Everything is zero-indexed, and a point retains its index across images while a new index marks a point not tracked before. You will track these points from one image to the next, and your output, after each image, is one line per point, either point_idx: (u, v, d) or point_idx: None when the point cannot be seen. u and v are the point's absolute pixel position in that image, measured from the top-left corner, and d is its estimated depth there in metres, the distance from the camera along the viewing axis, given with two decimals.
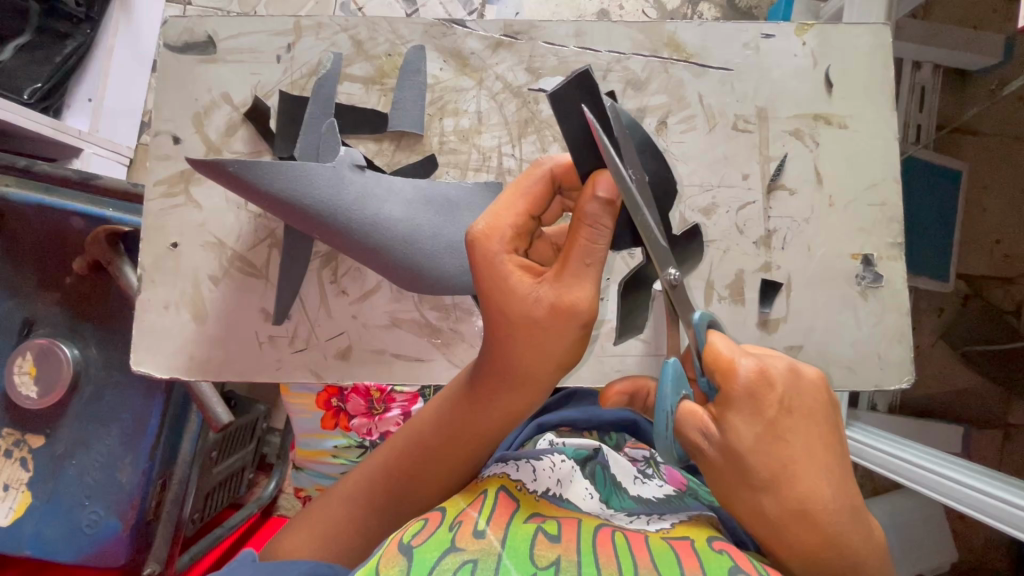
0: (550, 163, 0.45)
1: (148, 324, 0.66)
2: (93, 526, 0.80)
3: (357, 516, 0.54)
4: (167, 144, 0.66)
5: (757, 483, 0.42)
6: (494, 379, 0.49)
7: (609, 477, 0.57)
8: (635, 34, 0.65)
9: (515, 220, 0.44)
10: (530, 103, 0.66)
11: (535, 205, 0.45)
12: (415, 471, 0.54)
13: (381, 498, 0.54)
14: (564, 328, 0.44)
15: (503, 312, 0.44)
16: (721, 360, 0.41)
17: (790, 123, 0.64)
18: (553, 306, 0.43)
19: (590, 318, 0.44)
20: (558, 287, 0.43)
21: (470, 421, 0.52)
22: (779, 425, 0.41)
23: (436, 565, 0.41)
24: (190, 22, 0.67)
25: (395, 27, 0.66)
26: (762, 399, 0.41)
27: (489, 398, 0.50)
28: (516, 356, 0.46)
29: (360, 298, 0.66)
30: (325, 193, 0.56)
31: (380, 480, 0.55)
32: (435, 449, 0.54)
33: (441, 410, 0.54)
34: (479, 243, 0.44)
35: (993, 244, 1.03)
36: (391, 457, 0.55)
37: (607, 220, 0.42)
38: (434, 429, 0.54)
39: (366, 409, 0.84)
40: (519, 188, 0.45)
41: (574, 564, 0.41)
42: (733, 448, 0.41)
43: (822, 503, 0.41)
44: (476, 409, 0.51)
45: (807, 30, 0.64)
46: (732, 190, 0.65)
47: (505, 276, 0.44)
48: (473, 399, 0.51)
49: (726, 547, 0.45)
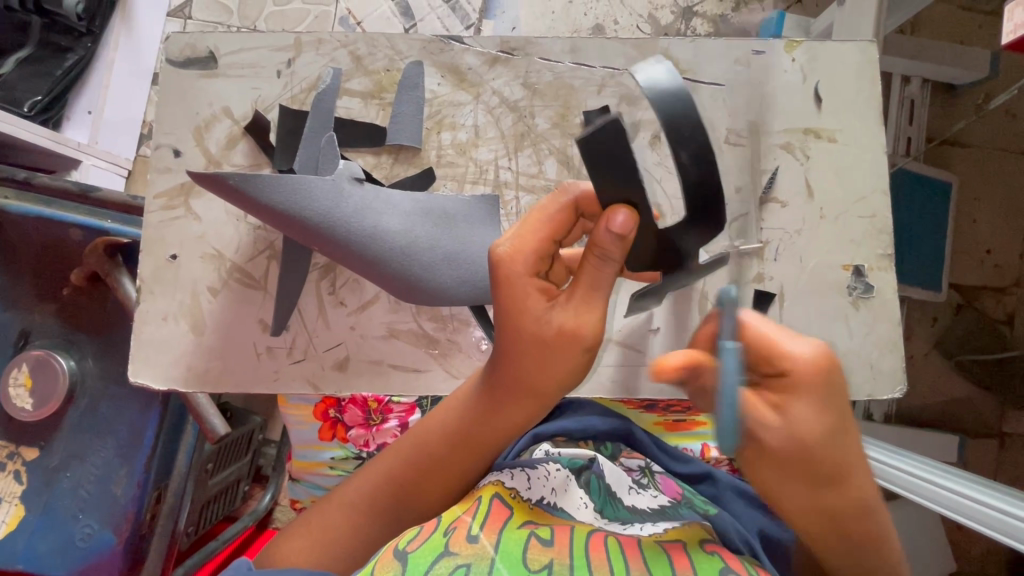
0: (576, 191, 0.47)
1: (146, 335, 0.66)
2: (87, 540, 0.80)
3: (358, 523, 0.54)
4: (168, 157, 0.67)
5: (823, 479, 0.40)
6: (504, 394, 0.51)
7: (604, 486, 0.57)
8: (629, 50, 0.66)
9: (538, 244, 0.47)
10: (527, 117, 0.67)
11: (556, 227, 0.47)
12: (419, 480, 0.55)
13: (386, 507, 0.54)
14: (570, 349, 0.47)
15: (517, 329, 0.47)
16: (778, 343, 0.39)
17: (781, 137, 0.66)
18: (560, 329, 0.46)
19: (593, 342, 0.47)
20: (568, 311, 0.46)
21: (474, 432, 0.54)
22: (844, 417, 0.40)
23: (431, 568, 0.42)
24: (191, 39, 0.68)
25: (393, 42, 0.67)
26: (831, 384, 0.39)
27: (503, 412, 0.52)
28: (522, 368, 0.48)
29: (359, 308, 0.66)
30: (324, 205, 0.57)
31: (383, 488, 0.55)
32: (441, 458, 0.55)
33: (449, 422, 0.54)
34: (504, 261, 0.46)
35: (984, 254, 1.04)
36: (394, 466, 0.55)
37: (616, 253, 0.44)
38: (442, 442, 0.54)
39: (363, 420, 0.83)
40: (543, 214, 0.47)
41: (567, 567, 0.42)
42: (804, 440, 0.38)
43: (870, 496, 0.42)
44: (483, 418, 0.53)
45: (797, 46, 0.66)
46: (726, 203, 0.66)
47: (523, 296, 0.46)
48: (484, 414, 0.53)
49: (718, 550, 0.46)
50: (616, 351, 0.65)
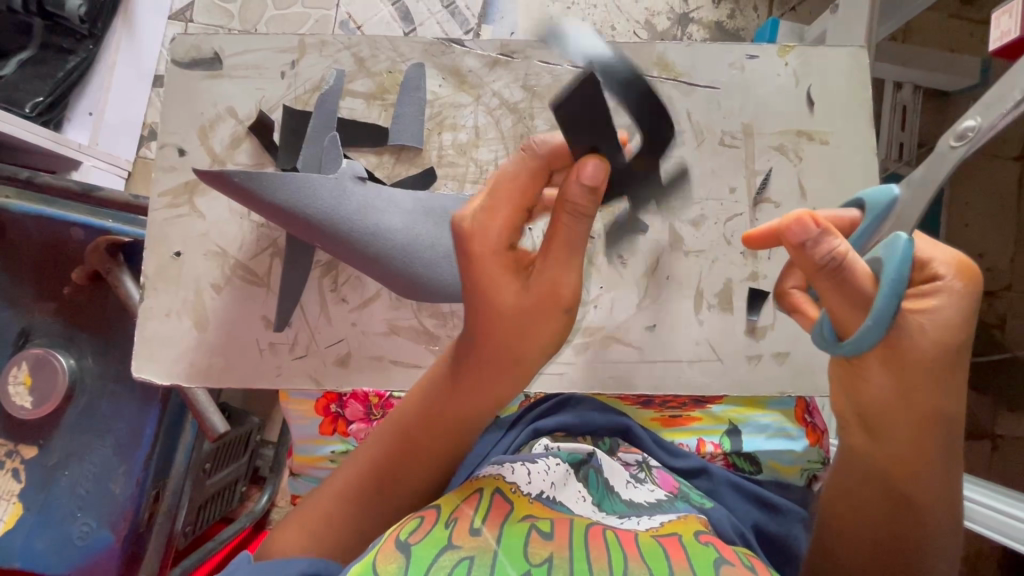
0: (541, 147, 0.46)
1: (149, 331, 0.67)
2: (85, 538, 0.80)
3: (349, 510, 0.53)
4: (172, 156, 0.68)
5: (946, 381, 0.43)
6: (483, 367, 0.51)
7: (602, 481, 0.57)
8: (626, 54, 0.68)
9: (507, 216, 0.46)
10: (526, 118, 0.68)
11: (524, 186, 0.46)
12: (405, 458, 0.54)
13: (367, 492, 0.54)
14: (551, 312, 0.48)
15: (494, 301, 0.47)
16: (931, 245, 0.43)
17: (774, 139, 0.67)
18: (540, 292, 0.48)
19: (572, 302, 0.48)
20: (544, 274, 0.47)
21: (456, 409, 0.53)
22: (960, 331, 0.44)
23: (434, 564, 0.43)
24: (197, 40, 0.69)
25: (396, 45, 0.68)
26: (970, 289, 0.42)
27: (478, 383, 0.52)
28: (502, 341, 0.49)
29: (360, 305, 0.67)
30: (327, 204, 0.58)
31: (368, 476, 0.54)
32: (421, 437, 0.54)
33: (428, 399, 0.54)
34: (475, 236, 0.46)
35: (978, 258, 1.05)
36: (378, 453, 0.54)
37: (590, 207, 0.45)
38: (421, 419, 0.54)
39: (365, 414, 0.84)
40: (511, 180, 0.46)
41: (566, 561, 0.43)
42: (947, 332, 0.41)
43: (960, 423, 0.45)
44: (464, 393, 0.53)
45: (789, 51, 0.67)
46: (721, 203, 0.67)
47: (495, 271, 0.47)
48: (470, 386, 0.52)
49: (712, 540, 0.48)
50: (614, 348, 0.66)
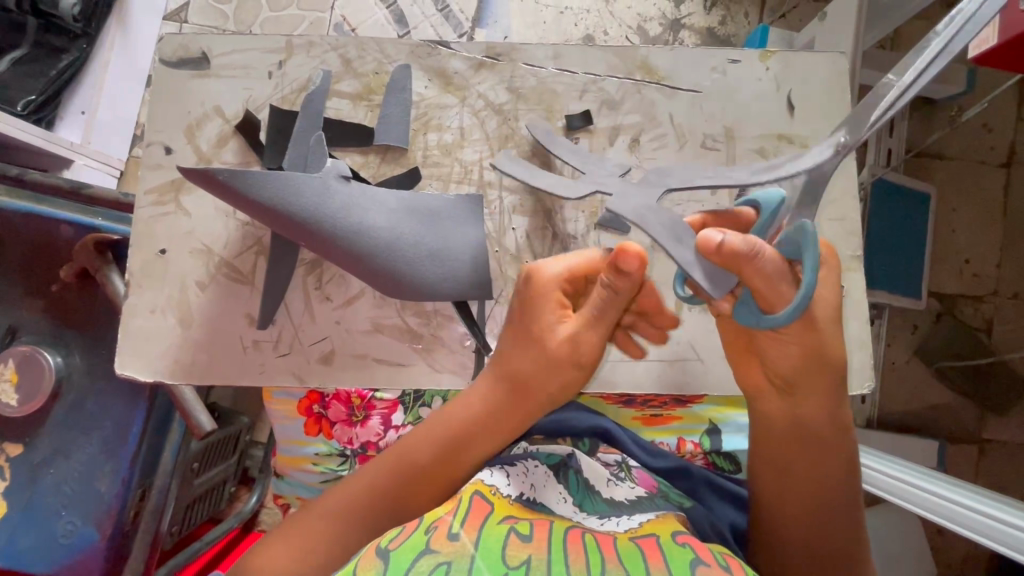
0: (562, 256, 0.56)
1: (134, 328, 0.67)
2: (69, 536, 0.80)
3: (343, 529, 0.52)
4: (159, 154, 0.68)
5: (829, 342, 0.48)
6: (507, 394, 0.55)
7: (582, 481, 0.57)
8: (611, 58, 0.69)
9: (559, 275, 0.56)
10: (511, 120, 0.69)
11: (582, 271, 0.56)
12: (415, 484, 0.54)
13: (371, 514, 0.53)
14: (571, 362, 0.53)
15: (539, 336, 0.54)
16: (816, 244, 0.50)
17: (756, 142, 0.68)
18: (568, 340, 0.53)
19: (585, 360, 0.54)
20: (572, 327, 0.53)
21: (473, 433, 0.55)
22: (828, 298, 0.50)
23: (412, 566, 0.43)
24: (185, 40, 0.69)
25: (383, 47, 0.69)
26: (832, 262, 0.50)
27: (496, 414, 0.55)
28: (531, 369, 0.54)
29: (344, 304, 0.68)
30: (312, 202, 0.59)
31: (371, 500, 0.53)
32: (434, 469, 0.54)
33: (445, 425, 0.55)
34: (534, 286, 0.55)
35: (963, 263, 1.07)
36: (387, 480, 0.54)
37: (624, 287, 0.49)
38: (431, 446, 0.54)
39: (347, 415, 0.83)
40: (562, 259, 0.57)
41: (544, 563, 0.43)
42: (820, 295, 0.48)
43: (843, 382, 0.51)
44: (485, 418, 0.55)
45: (771, 56, 0.68)
46: (702, 205, 0.69)
47: (544, 312, 0.54)
48: (491, 408, 0.55)
49: (689, 540, 0.48)
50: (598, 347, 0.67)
